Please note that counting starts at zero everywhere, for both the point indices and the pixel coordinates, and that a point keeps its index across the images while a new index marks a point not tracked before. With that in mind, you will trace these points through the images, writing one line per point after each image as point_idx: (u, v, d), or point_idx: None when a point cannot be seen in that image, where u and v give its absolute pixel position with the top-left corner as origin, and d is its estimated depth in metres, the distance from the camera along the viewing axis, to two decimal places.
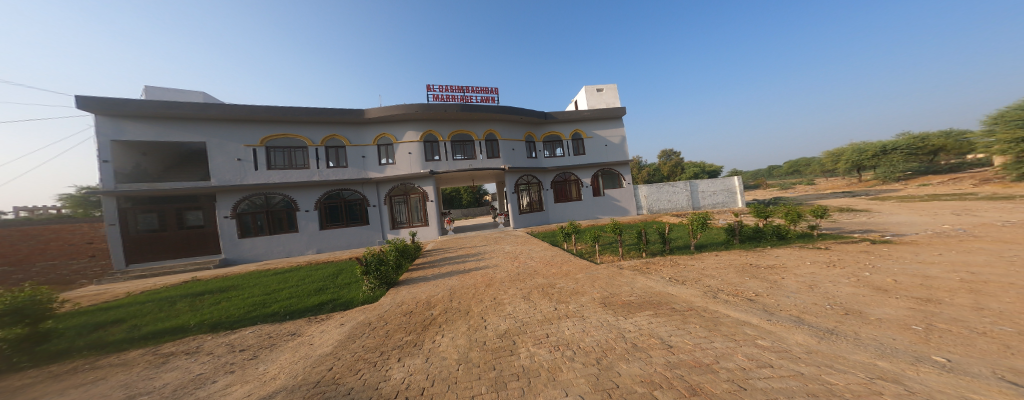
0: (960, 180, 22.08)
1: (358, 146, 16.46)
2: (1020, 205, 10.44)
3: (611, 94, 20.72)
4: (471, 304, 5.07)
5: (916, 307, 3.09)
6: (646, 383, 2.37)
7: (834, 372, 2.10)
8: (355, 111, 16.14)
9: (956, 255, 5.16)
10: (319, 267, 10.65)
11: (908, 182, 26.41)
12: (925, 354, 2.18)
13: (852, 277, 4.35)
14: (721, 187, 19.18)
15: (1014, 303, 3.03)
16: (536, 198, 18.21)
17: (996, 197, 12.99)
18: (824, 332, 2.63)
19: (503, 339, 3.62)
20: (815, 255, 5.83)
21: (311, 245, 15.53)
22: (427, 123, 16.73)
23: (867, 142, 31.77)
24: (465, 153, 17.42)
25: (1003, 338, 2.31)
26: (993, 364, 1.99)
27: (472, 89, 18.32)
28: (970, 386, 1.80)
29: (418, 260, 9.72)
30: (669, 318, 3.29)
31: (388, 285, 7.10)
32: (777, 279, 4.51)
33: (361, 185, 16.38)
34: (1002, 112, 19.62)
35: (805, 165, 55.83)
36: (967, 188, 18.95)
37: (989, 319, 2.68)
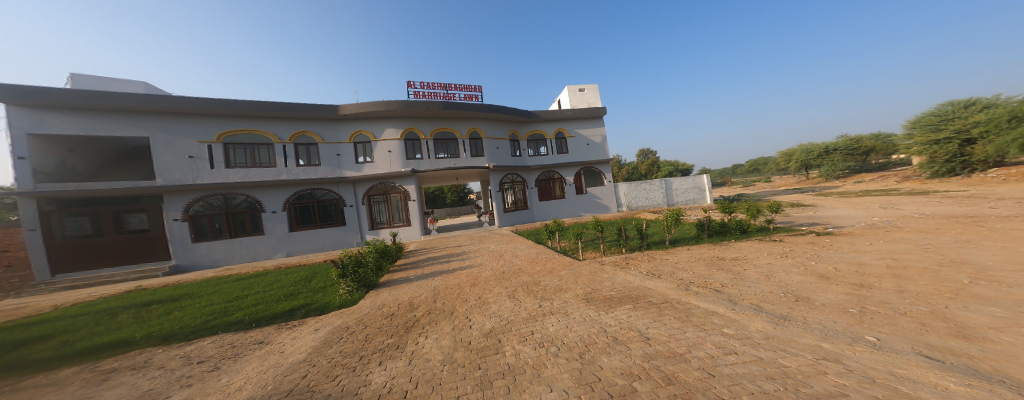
0: (886, 177, 25.24)
1: (333, 144, 15.50)
2: (933, 200, 12.15)
3: (593, 94, 21.08)
4: (456, 304, 5.04)
5: (853, 292, 3.53)
6: (626, 375, 2.53)
7: (788, 355, 2.37)
8: (328, 107, 15.13)
9: (883, 243, 5.97)
10: (288, 271, 10.00)
11: (847, 179, 29.61)
12: (858, 334, 2.52)
13: (802, 266, 4.86)
14: (692, 185, 20.30)
15: (927, 286, 3.57)
16: (520, 196, 18.25)
17: (914, 193, 15.02)
18: (778, 318, 2.94)
19: (489, 337, 3.66)
20: (772, 247, 6.43)
21: (281, 248, 14.50)
22: (407, 121, 16.13)
23: (813, 143, 35.26)
24: (448, 152, 17.02)
25: (919, 316, 2.72)
26: (912, 341, 2.35)
27: (455, 87, 17.83)
28: (897, 362, 2.13)
29: (400, 262, 9.47)
30: (646, 311, 3.50)
31: (368, 288, 6.84)
32: (740, 270, 4.94)
33: (336, 185, 15.46)
34: (917, 118, 22.67)
35: (763, 164, 60.99)
36: (892, 185, 21.78)
37: (909, 300, 3.14)
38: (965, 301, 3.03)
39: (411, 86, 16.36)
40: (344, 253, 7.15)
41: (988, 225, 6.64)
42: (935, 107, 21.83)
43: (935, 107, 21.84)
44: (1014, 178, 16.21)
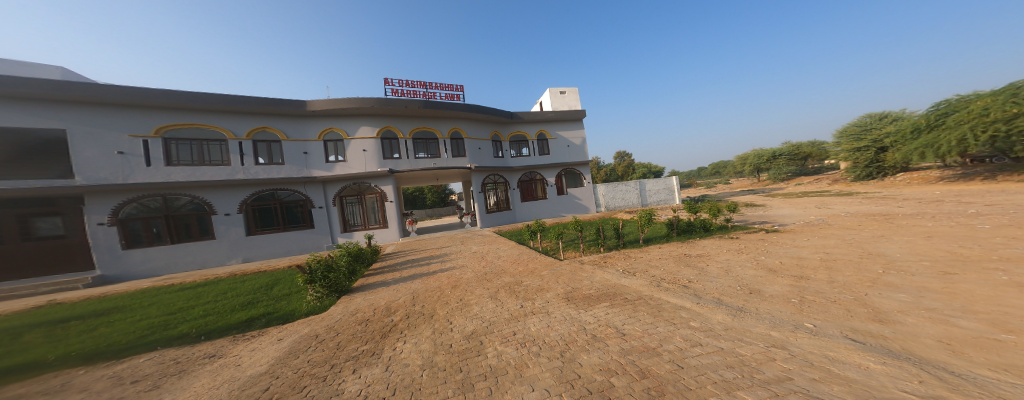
0: (820, 180, 28.75)
1: (299, 141, 14.40)
2: (857, 200, 14.03)
3: (573, 97, 21.39)
4: (436, 307, 4.94)
5: (795, 283, 4.02)
6: (605, 371, 2.68)
7: (743, 344, 2.66)
8: (294, 103, 14.11)
9: (818, 239, 6.84)
10: (244, 278, 9.13)
11: (791, 181, 33.11)
12: (799, 321, 2.90)
13: (755, 261, 5.43)
14: (662, 186, 21.09)
15: (851, 276, 4.17)
16: (502, 197, 18.17)
17: (842, 194, 17.27)
18: (736, 310, 3.26)
19: (470, 340, 3.66)
20: (730, 244, 7.10)
21: (236, 254, 13.16)
22: (384, 120, 15.43)
23: (763, 149, 39.07)
24: (428, 151, 16.47)
25: (846, 304, 3.18)
26: (840, 326, 2.76)
27: (436, 86, 17.16)
28: (830, 347, 2.49)
29: (374, 266, 9.05)
30: (622, 308, 3.71)
31: (339, 293, 6.46)
32: (704, 266, 5.39)
33: (303, 185, 14.38)
34: (843, 129, 26.13)
35: (723, 167, 66.19)
36: (825, 186, 24.86)
37: (838, 289, 3.66)
38: (880, 289, 3.59)
39: (388, 84, 15.86)
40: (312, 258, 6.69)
41: (898, 222, 7.85)
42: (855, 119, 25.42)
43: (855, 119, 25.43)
44: (917, 182, 19.12)
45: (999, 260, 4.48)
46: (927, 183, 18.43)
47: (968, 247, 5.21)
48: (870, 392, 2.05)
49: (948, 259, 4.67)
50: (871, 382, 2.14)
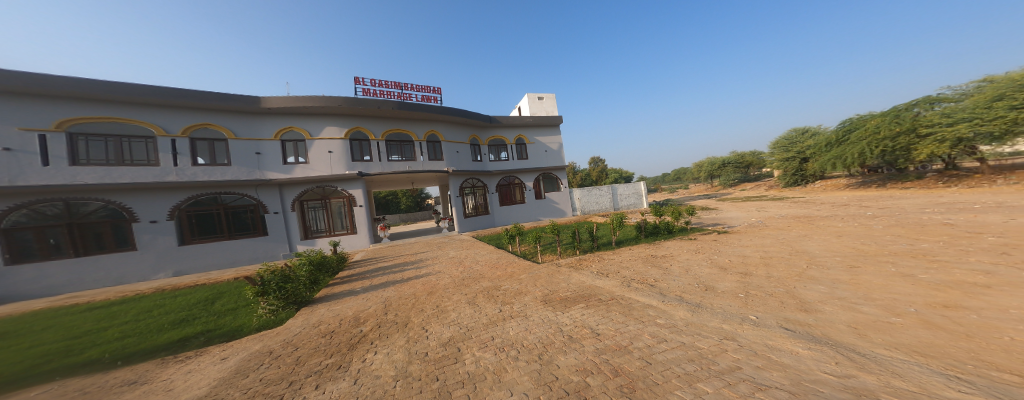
0: (759, 186, 32.60)
1: (250, 140, 13.10)
2: (788, 204, 16.19)
3: (550, 103, 21.65)
4: (410, 315, 4.77)
5: (742, 279, 4.57)
6: (581, 371, 2.83)
7: (700, 337, 2.98)
8: (247, 99, 12.83)
9: (758, 238, 7.82)
10: (178, 294, 8.00)
11: (737, 186, 37.07)
12: (744, 314, 3.30)
13: (710, 260, 6.05)
14: (632, 191, 21.86)
15: (785, 272, 4.85)
16: (480, 201, 17.97)
17: (777, 199, 19.82)
18: (694, 306, 3.62)
19: (447, 347, 3.62)
20: (689, 244, 7.81)
21: (165, 267, 11.47)
22: (353, 120, 14.61)
23: (715, 157, 43.28)
24: (403, 154, 15.87)
25: (781, 298, 3.70)
26: (776, 317, 3.21)
27: (412, 88, 16.41)
28: (770, 336, 2.90)
29: (339, 275, 8.44)
30: (596, 309, 3.91)
31: (298, 304, 5.95)
32: (668, 265, 5.87)
33: (254, 189, 13.11)
34: (776, 142, 29.87)
35: (682, 173, 71.85)
36: (763, 191, 28.31)
37: (775, 284, 4.25)
38: (805, 283, 4.24)
39: (359, 83, 15.04)
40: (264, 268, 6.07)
41: (817, 223, 9.26)
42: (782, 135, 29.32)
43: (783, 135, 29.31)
44: (831, 188, 22.55)
45: (889, 254, 5.54)
46: (838, 189, 21.82)
47: (868, 244, 6.34)
48: (801, 376, 2.43)
49: (854, 255, 5.66)
50: (801, 365, 2.55)
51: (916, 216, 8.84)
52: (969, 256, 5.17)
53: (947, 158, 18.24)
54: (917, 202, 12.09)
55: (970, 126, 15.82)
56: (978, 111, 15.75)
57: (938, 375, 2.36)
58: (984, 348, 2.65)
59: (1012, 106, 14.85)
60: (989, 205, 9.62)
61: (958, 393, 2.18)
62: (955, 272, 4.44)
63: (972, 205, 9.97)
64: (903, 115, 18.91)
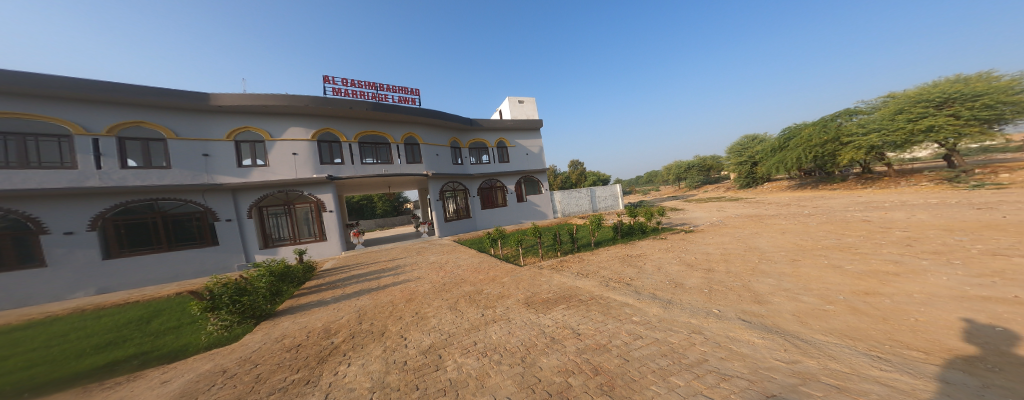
0: (718, 187, 35.41)
1: (195, 141, 11.94)
2: (742, 204, 17.81)
3: (531, 107, 21.70)
4: (387, 323, 4.57)
5: (706, 275, 5.00)
6: (563, 371, 2.91)
7: (671, 333, 3.24)
8: (193, 94, 11.64)
9: (719, 236, 8.56)
10: (103, 314, 6.95)
11: (699, 188, 39.91)
12: (709, 308, 3.64)
13: (678, 258, 6.51)
14: (609, 193, 22.47)
15: (742, 267, 5.38)
16: (462, 205, 17.62)
17: (733, 199, 21.70)
18: (666, 303, 3.91)
19: (428, 355, 3.53)
20: (661, 243, 8.33)
21: (86, 284, 10.03)
22: (320, 120, 13.89)
23: (680, 160, 46.23)
24: (378, 157, 15.34)
25: (739, 293, 4.12)
26: (735, 309, 3.58)
27: (387, 88, 15.79)
28: (731, 328, 3.24)
29: (304, 285, 7.87)
30: (577, 309, 4.08)
31: (258, 318, 5.52)
32: (642, 264, 6.22)
33: (201, 195, 11.86)
34: (732, 147, 32.65)
35: (653, 176, 75.88)
36: (722, 191, 30.83)
37: (734, 280, 4.71)
38: (758, 278, 4.77)
39: (328, 82, 14.37)
40: (213, 280, 5.53)
41: (765, 222, 10.34)
42: (737, 141, 32.15)
43: (737, 141, 32.15)
44: (776, 189, 25.17)
45: (823, 249, 6.38)
46: (781, 190, 24.38)
47: (806, 239, 7.23)
48: (757, 363, 2.72)
49: (795, 249, 6.45)
50: (757, 354, 2.85)
51: (842, 214, 10.20)
52: (882, 249, 6.14)
53: (864, 163, 21.14)
54: (844, 201, 13.89)
55: (878, 136, 18.47)
56: (884, 123, 18.41)
57: (863, 357, 2.82)
58: (897, 330, 3.35)
59: (908, 119, 17.50)
60: (895, 204, 11.35)
61: (876, 371, 2.61)
62: (873, 262, 5.46)
63: (883, 204, 11.68)
64: (830, 125, 21.71)
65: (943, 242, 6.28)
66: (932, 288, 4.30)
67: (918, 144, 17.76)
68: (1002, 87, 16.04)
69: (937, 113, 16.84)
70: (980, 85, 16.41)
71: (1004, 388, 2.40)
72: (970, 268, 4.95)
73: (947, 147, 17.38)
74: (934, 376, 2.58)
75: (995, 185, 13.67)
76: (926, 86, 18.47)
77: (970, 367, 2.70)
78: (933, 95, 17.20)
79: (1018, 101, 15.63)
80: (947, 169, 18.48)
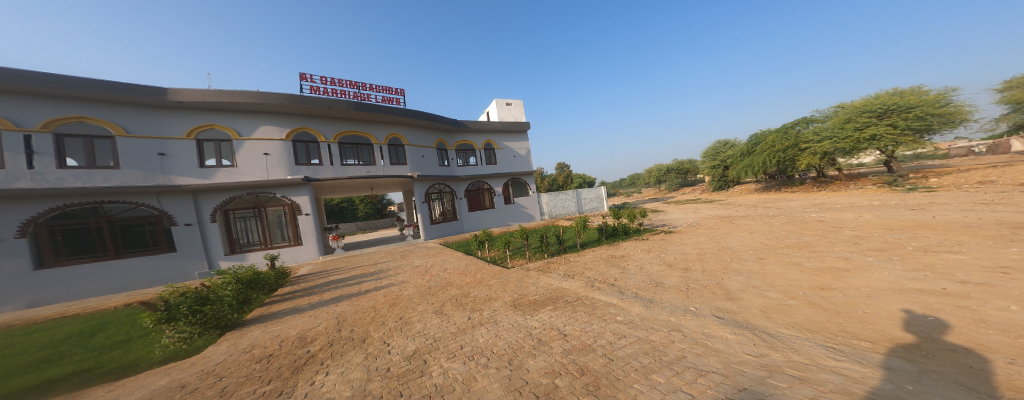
0: (695, 190, 37.14)
1: (150, 138, 10.89)
2: (717, 206, 18.78)
3: (519, 109, 21.62)
4: (369, 329, 4.41)
5: (684, 275, 5.26)
6: (550, 373, 2.94)
7: (652, 332, 3.40)
8: (149, 89, 10.71)
9: (696, 236, 9.01)
10: (35, 329, 6.19)
11: (677, 191, 41.64)
12: (687, 306, 3.91)
13: (659, 258, 6.78)
14: (594, 195, 22.85)
15: (717, 266, 5.71)
16: (448, 207, 17.37)
17: (708, 201, 22.82)
18: (648, 303, 4.08)
19: (412, 360, 3.45)
20: (643, 244, 8.64)
21: (15, 298, 8.94)
22: (296, 120, 13.16)
23: (660, 164, 48.07)
24: (360, 158, 14.75)
25: (714, 292, 4.38)
26: (710, 308, 3.81)
27: (370, 87, 15.24)
28: (706, 326, 3.45)
29: (275, 293, 7.42)
30: (563, 310, 4.18)
31: (222, 328, 5.15)
32: (626, 264, 6.42)
33: (156, 197, 10.82)
34: (706, 153, 34.49)
35: (635, 179, 78.21)
36: (697, 194, 32.43)
37: (709, 279, 5.00)
38: (731, 277, 5.08)
39: (305, 79, 13.75)
40: (168, 290, 5.08)
41: (736, 222, 11.01)
42: (711, 146, 34.03)
43: (711, 146, 34.03)
44: (745, 192, 26.81)
45: (786, 247, 6.91)
46: (749, 193, 26.01)
47: (772, 238, 7.79)
48: (729, 357, 2.92)
49: (762, 248, 6.94)
50: (729, 349, 3.06)
51: (802, 215, 11.07)
52: (836, 247, 6.74)
53: (819, 168, 23.02)
54: (805, 203, 15.03)
55: (831, 143, 20.20)
56: (835, 131, 20.21)
57: (820, 347, 3.11)
58: (848, 321, 3.72)
59: (855, 128, 19.30)
60: (846, 205, 12.46)
61: (831, 360, 2.89)
62: (828, 259, 6.01)
63: (836, 205, 12.79)
64: (790, 132, 23.50)
65: (885, 240, 7.01)
66: (878, 283, 4.79)
67: (863, 151, 19.60)
68: (931, 101, 18.03)
69: (879, 123, 18.71)
70: (913, 98, 18.39)
71: (936, 372, 2.73)
72: (906, 263, 5.60)
73: (887, 154, 19.29)
74: (879, 363, 2.88)
75: (926, 189, 15.36)
76: (869, 98, 20.44)
77: (909, 353, 3.04)
78: (875, 106, 19.09)
79: (943, 114, 17.66)
80: (888, 173, 20.48)
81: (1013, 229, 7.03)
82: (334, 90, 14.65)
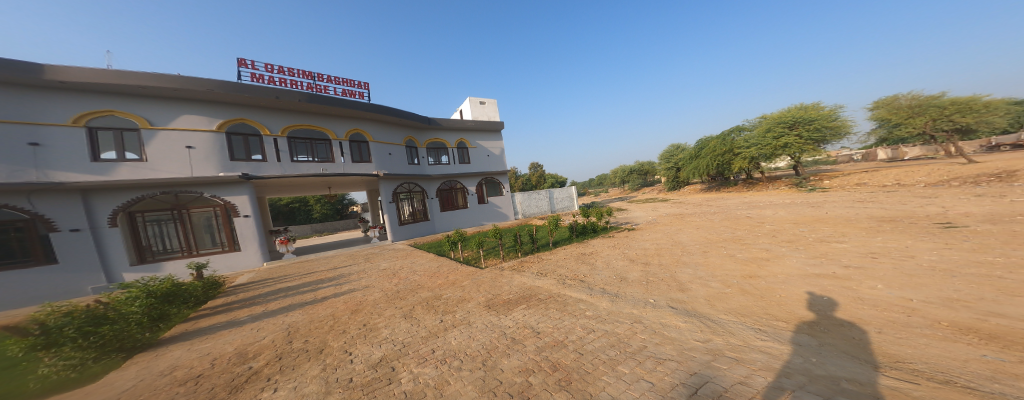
0: (652, 190, 40.21)
1: (17, 125, 8.84)
2: (671, 204, 20.60)
3: (493, 108, 21.10)
4: (327, 339, 4.04)
5: (646, 270, 5.71)
6: (523, 371, 2.98)
7: (617, 325, 3.67)
8: (15, 63, 8.61)
9: (655, 233, 9.80)
10: None
11: (637, 190, 44.66)
12: (646, 299, 4.34)
13: (623, 254, 7.26)
14: (565, 194, 23.37)
15: (673, 261, 6.29)
16: (418, 207, 16.63)
17: (664, 200, 24.82)
18: (614, 300, 4.36)
19: (378, 368, 3.24)
20: (609, 241, 9.16)
21: None
22: (231, 110, 11.59)
23: (622, 165, 51.11)
24: (315, 155, 13.55)
25: (671, 286, 4.83)
26: (667, 302, 4.21)
27: (329, 79, 13.79)
28: (661, 317, 3.83)
29: (202, 306, 6.40)
30: (536, 308, 4.30)
31: (128, 351, 4.29)
32: (595, 261, 6.76)
33: (28, 198, 8.84)
34: (663, 156, 37.55)
35: (602, 180, 82.19)
36: (654, 193, 35.26)
37: (666, 273, 5.50)
38: (684, 270, 5.64)
39: (244, 66, 11.96)
40: (43, 312, 4.09)
41: (687, 219, 12.18)
42: (666, 150, 37.16)
43: (666, 150, 37.17)
44: (693, 192, 29.77)
45: (726, 241, 7.87)
46: (695, 193, 28.90)
47: (716, 233, 8.79)
48: (681, 344, 3.27)
49: (707, 242, 7.82)
50: (680, 336, 3.42)
51: (739, 211, 12.62)
52: (762, 239, 7.86)
53: (749, 171, 26.45)
54: (740, 201, 17.16)
55: (756, 149, 23.35)
56: (758, 139, 23.45)
57: (751, 329, 3.63)
58: (771, 304, 4.40)
59: (773, 137, 22.61)
60: (770, 203, 14.50)
61: (758, 340, 3.39)
62: (755, 250, 6.99)
63: (763, 203, 14.83)
64: (726, 138, 26.66)
65: (797, 233, 8.34)
66: (793, 270, 5.70)
67: (780, 156, 22.99)
68: (826, 115, 21.77)
69: (789, 133, 22.17)
70: (813, 113, 22.03)
71: (831, 345, 3.33)
72: (809, 251, 6.76)
73: (795, 160, 22.88)
74: (793, 339, 3.45)
75: (823, 189, 18.59)
76: (782, 111, 24.00)
77: (812, 329, 3.69)
78: (786, 118, 22.57)
79: (835, 127, 21.48)
80: (798, 175, 24.35)
81: (880, 222, 8.86)
82: (283, 79, 12.96)
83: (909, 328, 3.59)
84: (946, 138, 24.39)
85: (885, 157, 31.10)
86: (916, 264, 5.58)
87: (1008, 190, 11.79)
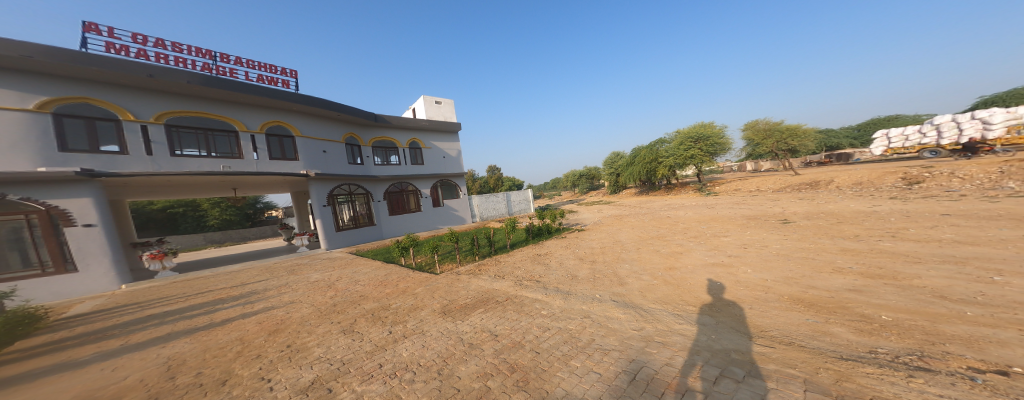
0: (595, 194, 43.90)
1: None
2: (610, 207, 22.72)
3: (450, 109, 20.09)
4: (237, 367, 3.30)
5: (595, 268, 6.16)
6: (482, 376, 2.90)
7: (568, 322, 3.87)
8: None
9: (599, 233, 10.69)
10: None
11: (582, 194, 48.17)
12: (594, 295, 4.71)
13: (574, 253, 7.72)
14: (522, 197, 23.73)
15: (618, 259, 6.93)
16: (362, 211, 14.92)
17: (605, 203, 27.25)
18: (568, 298, 4.58)
19: (311, 391, 2.78)
20: (559, 242, 9.65)
21: None
22: (68, 84, 8.57)
23: (571, 170, 54.60)
24: (212, 149, 10.96)
25: (614, 282, 5.31)
26: (612, 298, 4.60)
27: (238, 61, 11.29)
28: (605, 310, 4.18)
29: (14, 348, 4.54)
30: (494, 311, 4.26)
31: None
32: (550, 261, 7.02)
33: None
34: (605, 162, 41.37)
35: (553, 184, 86.49)
36: (596, 197, 38.57)
37: (612, 270, 6.03)
38: (624, 266, 6.27)
39: (90, 32, 8.85)
40: None
41: (626, 220, 13.61)
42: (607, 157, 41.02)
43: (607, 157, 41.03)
44: (627, 195, 33.49)
45: (656, 238, 9.03)
46: (629, 196, 32.50)
47: (648, 232, 10.02)
48: (621, 333, 3.61)
49: (640, 240, 8.86)
50: (621, 326, 3.78)
51: (663, 212, 14.63)
52: (681, 236, 9.27)
53: (669, 178, 30.91)
54: (665, 203, 19.92)
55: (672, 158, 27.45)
56: (672, 151, 27.67)
57: (675, 314, 4.23)
58: (687, 291, 5.20)
59: (683, 149, 26.97)
60: (686, 204, 17.19)
61: (681, 323, 3.98)
62: (677, 246, 8.19)
63: (681, 205, 17.50)
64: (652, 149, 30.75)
65: (704, 229, 10.07)
66: (704, 261, 6.85)
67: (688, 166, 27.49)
68: (718, 133, 26.85)
69: (694, 146, 26.72)
70: (710, 130, 26.95)
71: (723, 322, 4.09)
72: (708, 244, 8.27)
73: (699, 169, 27.63)
74: (699, 319, 4.14)
75: (716, 194, 22.84)
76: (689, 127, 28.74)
77: (710, 309, 4.50)
78: (691, 134, 27.19)
79: (722, 143, 26.66)
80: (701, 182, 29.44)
81: (749, 219, 11.38)
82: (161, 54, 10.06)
83: (767, 302, 4.65)
84: (784, 156, 32.71)
85: (753, 168, 39.99)
86: (771, 252, 7.27)
87: (820, 194, 16.38)
